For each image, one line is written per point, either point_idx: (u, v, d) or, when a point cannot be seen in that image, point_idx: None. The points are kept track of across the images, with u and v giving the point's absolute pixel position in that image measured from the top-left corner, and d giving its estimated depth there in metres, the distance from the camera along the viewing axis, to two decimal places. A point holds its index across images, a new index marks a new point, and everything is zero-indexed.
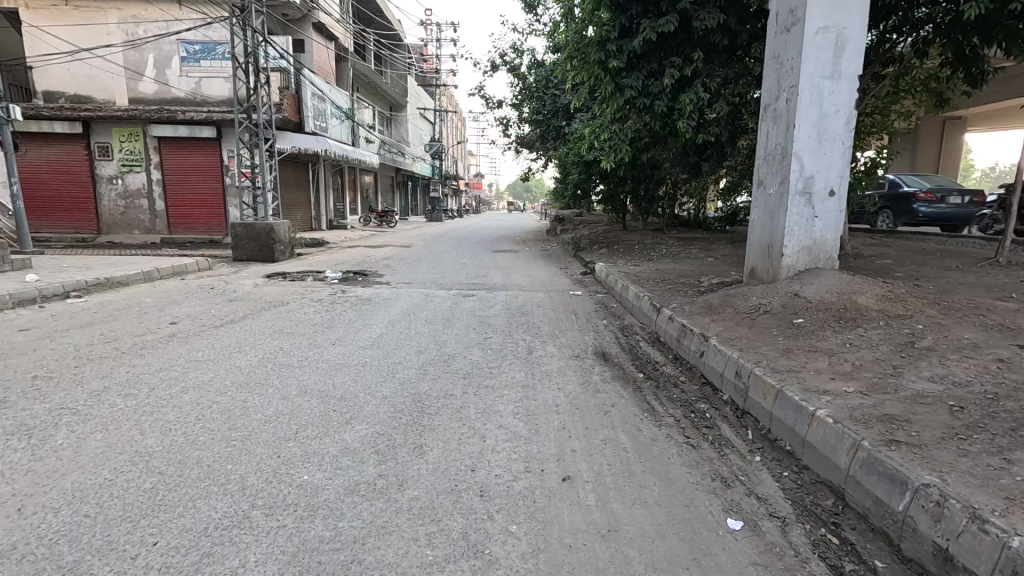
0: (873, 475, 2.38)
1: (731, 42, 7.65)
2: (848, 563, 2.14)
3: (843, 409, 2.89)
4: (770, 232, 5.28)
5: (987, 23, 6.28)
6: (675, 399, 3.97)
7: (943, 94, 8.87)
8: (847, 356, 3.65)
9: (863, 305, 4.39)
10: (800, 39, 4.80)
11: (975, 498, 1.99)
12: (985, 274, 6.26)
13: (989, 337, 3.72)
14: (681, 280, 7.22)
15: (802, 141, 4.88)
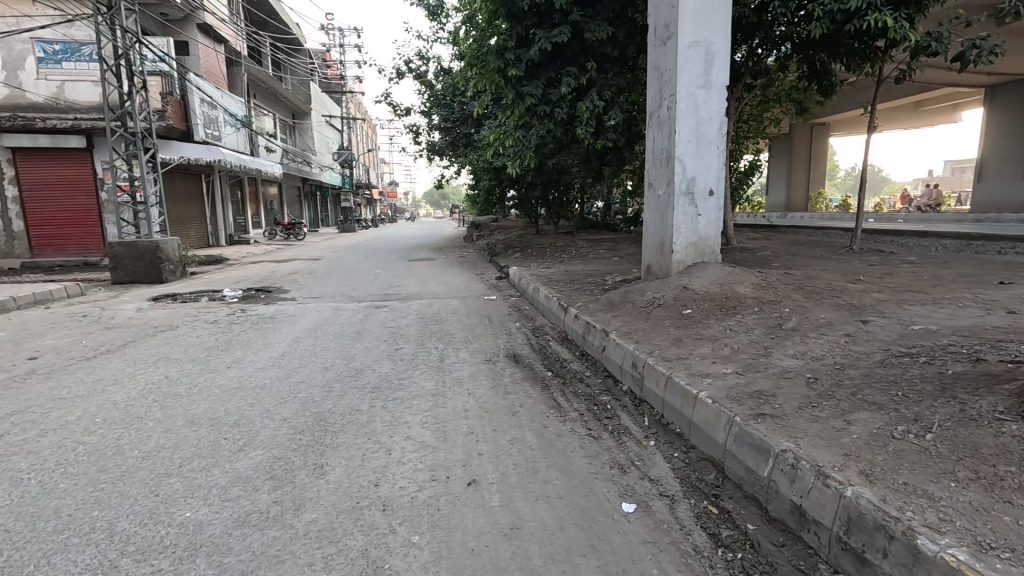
0: (744, 446, 2.65)
1: (621, 54, 8.13)
2: (725, 529, 2.35)
3: (721, 389, 3.18)
4: (661, 231, 5.66)
5: (832, 42, 7.13)
6: (581, 394, 4.13)
7: (803, 103, 10.03)
8: (727, 340, 4.00)
9: (742, 294, 4.83)
10: (675, 52, 5.22)
11: (821, 457, 2.28)
12: (842, 260, 7.15)
13: (840, 315, 4.24)
14: (588, 280, 7.53)
15: (683, 146, 5.30)
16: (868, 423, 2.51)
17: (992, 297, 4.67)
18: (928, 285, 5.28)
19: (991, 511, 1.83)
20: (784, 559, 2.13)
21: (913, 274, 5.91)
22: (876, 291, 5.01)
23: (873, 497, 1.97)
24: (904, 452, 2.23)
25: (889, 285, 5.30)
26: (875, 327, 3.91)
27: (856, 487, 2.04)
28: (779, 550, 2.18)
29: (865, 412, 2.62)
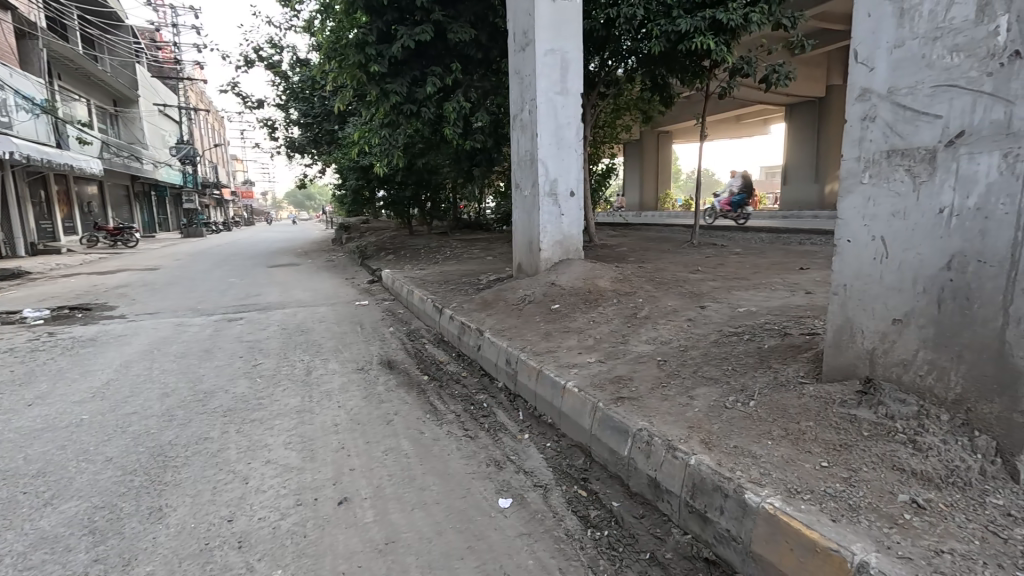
0: (607, 429, 2.87)
1: (485, 57, 8.28)
2: (593, 510, 2.54)
3: (586, 377, 3.40)
4: (529, 230, 5.88)
5: (669, 58, 7.97)
6: (457, 395, 4.12)
7: (648, 112, 11.14)
8: (591, 331, 4.28)
9: (602, 287, 5.21)
10: (534, 58, 5.45)
11: (670, 432, 2.56)
12: (685, 253, 8.09)
13: (684, 302, 4.79)
14: (463, 279, 7.56)
15: (545, 149, 5.56)
16: (706, 397, 2.87)
17: (794, 280, 5.62)
18: (749, 272, 6.20)
19: (797, 461, 2.19)
20: (643, 530, 2.36)
21: (739, 263, 6.91)
22: (711, 279, 5.75)
23: (712, 463, 2.27)
24: (734, 419, 2.59)
25: (720, 274, 6.12)
26: (711, 310, 4.47)
27: (698, 455, 2.34)
28: (639, 522, 2.42)
29: (705, 387, 3.00)
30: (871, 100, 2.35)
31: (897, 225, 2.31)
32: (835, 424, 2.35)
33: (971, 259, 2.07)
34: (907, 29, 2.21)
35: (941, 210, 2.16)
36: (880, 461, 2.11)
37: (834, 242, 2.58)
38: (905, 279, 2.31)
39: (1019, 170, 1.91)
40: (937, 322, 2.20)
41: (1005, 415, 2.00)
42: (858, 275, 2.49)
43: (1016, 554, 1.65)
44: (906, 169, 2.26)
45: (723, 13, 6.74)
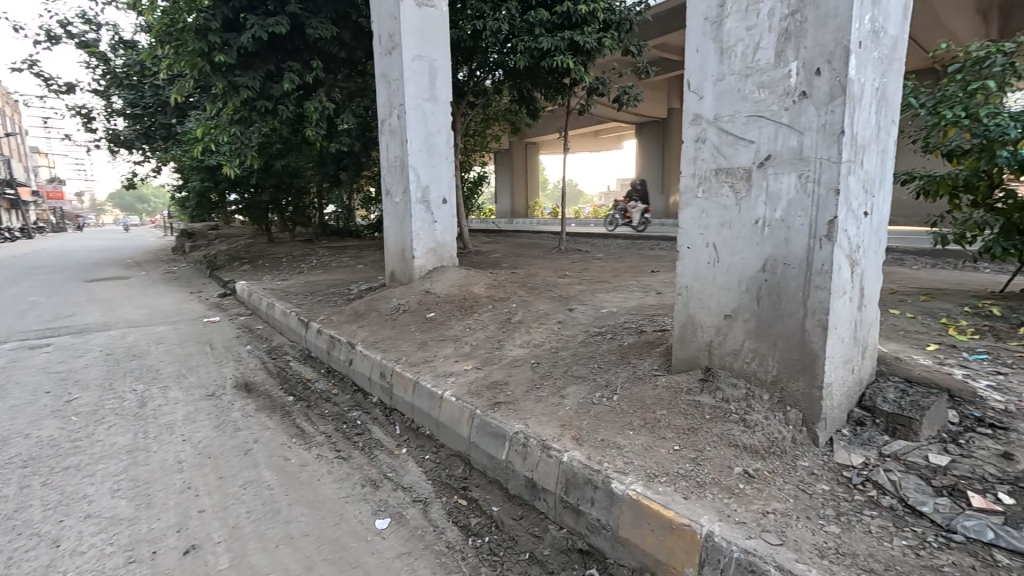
0: (485, 435, 2.92)
1: (349, 57, 7.92)
2: (474, 518, 2.56)
3: (464, 385, 3.42)
4: (401, 237, 5.73)
5: (533, 74, 8.37)
6: (327, 414, 3.86)
7: (515, 124, 11.58)
8: (466, 339, 4.29)
9: (477, 293, 5.27)
10: (400, 63, 5.34)
11: (543, 433, 2.70)
12: (553, 259, 8.54)
13: (553, 305, 5.04)
14: (331, 290, 7.12)
15: (415, 155, 5.48)
16: (576, 395, 3.08)
17: (648, 282, 6.23)
18: (610, 276, 6.73)
19: (654, 447, 2.44)
20: (522, 530, 2.46)
21: (600, 268, 7.48)
22: (578, 283, 6.13)
23: (582, 458, 2.43)
24: (600, 413, 2.81)
25: (585, 278, 6.55)
26: (578, 313, 4.76)
27: (570, 452, 2.49)
28: (518, 524, 2.50)
29: (574, 386, 3.21)
30: (702, 125, 2.71)
31: (726, 234, 2.68)
32: (683, 411, 2.64)
33: (779, 262, 2.47)
34: (726, 66, 2.58)
35: (757, 221, 2.54)
36: (719, 440, 2.42)
37: (677, 248, 2.91)
38: (733, 280, 2.67)
39: (810, 189, 2.33)
40: (757, 316, 2.59)
41: (808, 390, 2.41)
42: (697, 277, 2.84)
43: (817, 506, 2.01)
44: (730, 185, 2.63)
45: (579, 36, 7.28)
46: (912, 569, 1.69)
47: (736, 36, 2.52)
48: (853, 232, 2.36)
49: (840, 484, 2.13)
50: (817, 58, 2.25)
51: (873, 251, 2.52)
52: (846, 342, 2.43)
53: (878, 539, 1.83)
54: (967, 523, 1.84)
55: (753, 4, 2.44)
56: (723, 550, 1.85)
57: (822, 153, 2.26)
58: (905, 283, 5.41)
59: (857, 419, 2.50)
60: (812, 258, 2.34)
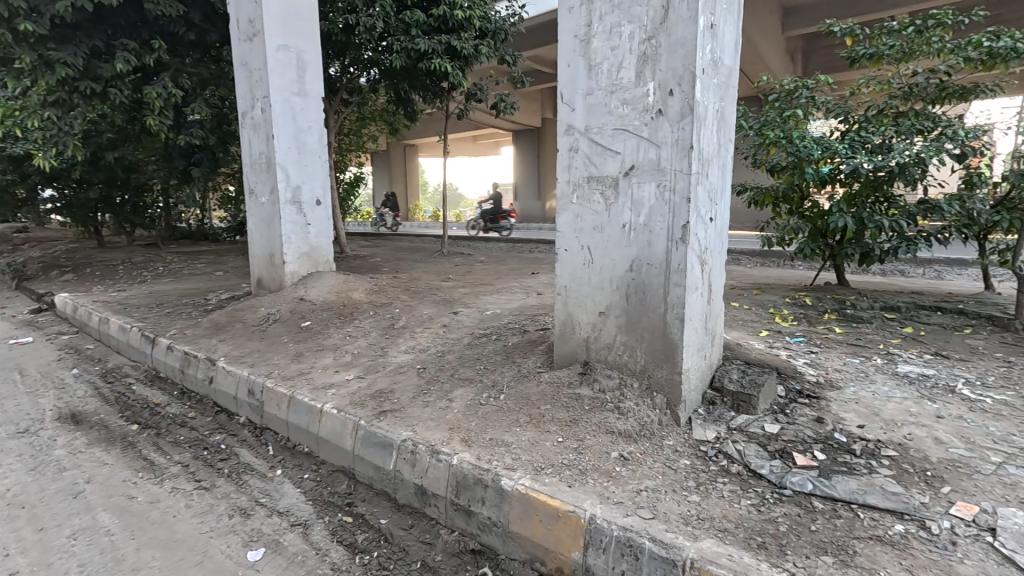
0: (370, 447, 2.81)
1: (200, 39, 7.10)
2: (361, 534, 2.46)
3: (345, 397, 3.25)
4: (269, 241, 5.27)
5: (410, 75, 8.24)
6: (183, 441, 3.41)
7: (393, 125, 11.30)
8: (347, 347, 4.08)
9: (357, 299, 5.04)
10: (263, 52, 4.92)
11: (432, 438, 2.68)
12: (436, 262, 8.47)
13: (438, 309, 5.01)
14: (183, 300, 6.30)
15: (283, 153, 5.08)
16: (463, 397, 3.11)
17: (528, 283, 6.47)
18: (493, 278, 6.86)
19: (539, 441, 2.56)
20: (413, 539, 2.42)
21: (483, 270, 7.60)
22: (461, 286, 6.15)
23: (471, 459, 2.46)
24: (488, 413, 2.88)
25: (468, 281, 6.61)
26: (463, 315, 4.79)
27: (459, 454, 2.51)
28: (408, 534, 2.45)
29: (461, 388, 3.23)
30: (575, 135, 2.89)
31: (598, 237, 2.89)
32: (565, 404, 2.80)
33: (644, 263, 2.73)
34: (595, 82, 2.78)
35: (624, 225, 2.78)
36: (597, 429, 2.61)
37: (556, 251, 3.06)
38: (605, 280, 2.89)
39: (667, 197, 2.61)
40: (626, 312, 2.82)
41: (670, 376, 2.68)
42: (573, 278, 3.02)
43: (681, 479, 2.26)
44: (600, 192, 2.84)
45: (456, 41, 7.33)
46: (755, 523, 1.97)
47: (602, 54, 2.73)
48: (702, 236, 2.69)
49: (698, 458, 2.41)
50: (669, 81, 2.53)
51: (718, 253, 2.89)
52: (699, 333, 2.76)
53: (729, 502, 2.11)
54: (793, 479, 2.19)
55: (616, 26, 2.67)
56: (604, 529, 2.00)
57: (676, 166, 2.55)
58: (741, 279, 6.30)
59: (710, 399, 2.84)
60: (671, 259, 2.62)
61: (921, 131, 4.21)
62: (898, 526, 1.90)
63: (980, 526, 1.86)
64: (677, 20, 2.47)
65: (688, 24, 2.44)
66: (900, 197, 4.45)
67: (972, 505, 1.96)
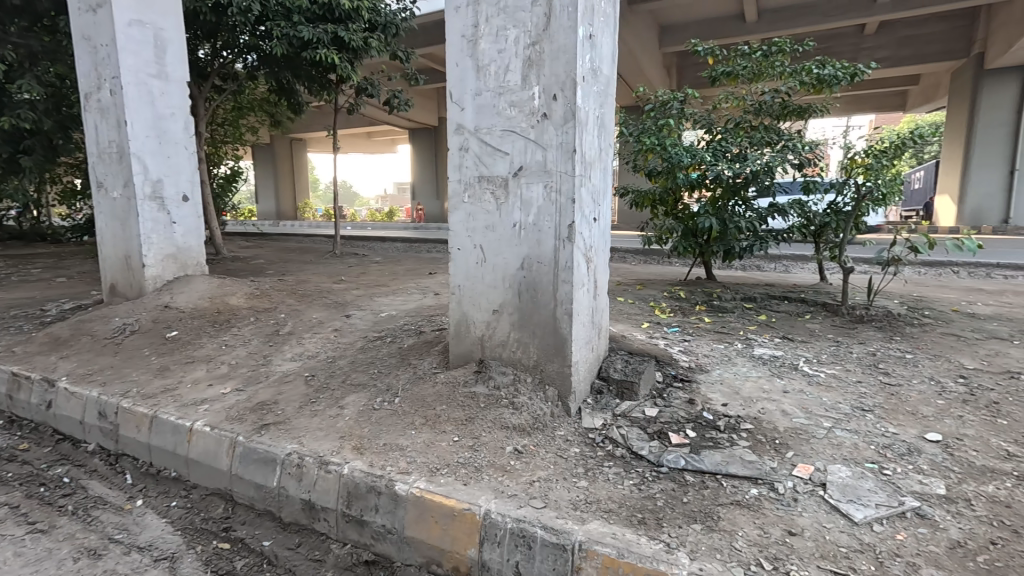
0: (250, 464, 2.60)
1: (27, 5, 6.03)
2: (239, 561, 2.27)
3: (220, 412, 2.96)
4: (124, 242, 4.64)
5: (293, 65, 7.72)
6: (12, 477, 2.88)
7: (276, 116, 10.49)
8: (223, 358, 3.72)
9: (234, 304, 4.61)
10: (110, 26, 4.31)
11: (321, 448, 2.55)
12: (327, 263, 8.03)
13: (329, 312, 4.74)
14: (11, 311, 5.31)
15: (140, 141, 4.50)
16: (356, 403, 2.99)
17: (426, 284, 6.37)
18: (389, 279, 6.67)
19: (435, 442, 2.55)
20: (300, 558, 2.28)
21: (379, 271, 7.34)
22: (354, 288, 5.89)
23: (364, 467, 2.39)
24: (382, 418, 2.80)
25: (363, 283, 6.34)
26: (356, 318, 4.59)
27: (350, 463, 2.42)
28: (295, 553, 2.31)
29: (353, 394, 3.10)
30: (465, 135, 2.90)
31: (490, 237, 2.92)
32: (461, 403, 2.80)
33: (534, 262, 2.81)
34: (483, 83, 2.81)
35: (515, 224, 2.84)
36: (493, 425, 2.65)
37: (449, 250, 3.05)
38: (498, 278, 2.94)
39: (554, 198, 2.71)
40: (518, 309, 2.89)
41: (561, 370, 2.80)
42: (467, 277, 3.03)
43: (571, 466, 2.37)
44: (491, 192, 2.88)
45: (344, 32, 7.00)
46: (637, 501, 2.12)
47: (489, 55, 2.77)
48: (587, 235, 2.84)
49: (587, 445, 2.55)
50: (553, 86, 2.64)
51: (602, 250, 3.07)
52: (586, 327, 2.91)
53: (614, 483, 2.25)
54: (669, 457, 2.39)
55: (502, 29, 2.72)
56: (498, 523, 2.04)
57: (562, 168, 2.66)
58: (627, 275, 6.76)
59: (597, 389, 3.01)
60: (559, 257, 2.73)
61: (769, 143, 4.84)
62: (753, 490, 2.16)
63: (815, 482, 2.18)
64: (558, 28, 2.58)
65: (569, 33, 2.56)
66: (755, 201, 5.05)
67: (810, 465, 2.28)
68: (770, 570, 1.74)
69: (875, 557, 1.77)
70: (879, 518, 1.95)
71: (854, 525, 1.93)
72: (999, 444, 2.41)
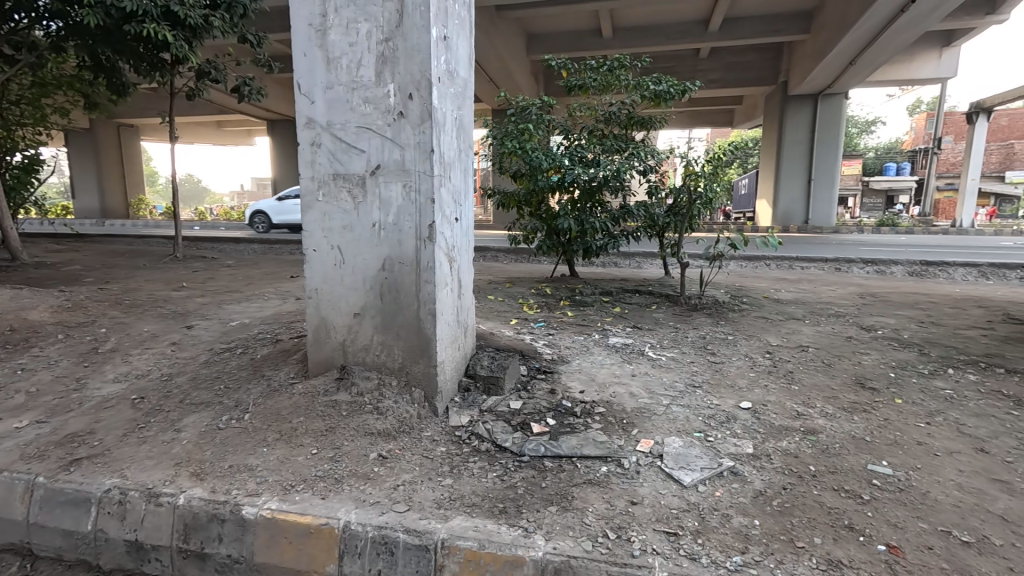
0: (55, 509, 2.21)
1: None
2: None
3: (12, 451, 2.46)
4: None
5: (112, 39, 6.64)
6: None
7: (93, 98, 8.94)
8: (18, 385, 3.08)
9: (36, 321, 3.85)
10: None
11: (149, 480, 2.25)
12: (165, 269, 7.05)
13: (165, 325, 4.17)
14: None
15: None
16: (196, 424, 2.67)
17: (286, 288, 5.91)
18: (242, 284, 6.07)
19: (290, 457, 2.38)
20: None
21: (230, 276, 6.63)
22: (199, 296, 5.25)
23: (204, 494, 2.16)
24: (228, 438, 2.54)
25: (210, 289, 5.68)
26: (199, 329, 4.10)
27: (187, 492, 2.17)
28: None
29: (193, 415, 2.77)
30: (316, 129, 2.74)
31: (347, 237, 2.80)
32: (321, 413, 2.65)
33: (395, 262, 2.76)
34: (333, 76, 2.69)
35: (373, 224, 2.76)
36: (355, 432, 2.55)
37: (303, 251, 2.86)
38: (358, 279, 2.83)
39: (413, 197, 2.69)
40: (381, 311, 2.81)
41: (426, 370, 2.77)
42: (324, 279, 2.87)
43: (436, 466, 2.37)
44: (347, 190, 2.76)
45: (178, 6, 6.20)
46: (499, 492, 2.20)
47: (340, 48, 2.66)
48: (448, 234, 2.85)
49: (453, 443, 2.57)
50: (408, 85, 2.61)
51: (464, 250, 3.11)
52: (451, 326, 2.92)
53: (478, 477, 2.30)
54: (530, 445, 2.51)
55: (353, 22, 2.62)
56: (358, 533, 1.98)
57: (420, 167, 2.64)
58: (498, 274, 6.94)
59: (464, 387, 3.05)
60: (421, 257, 2.71)
61: (619, 151, 5.30)
62: (603, 468, 2.36)
63: (654, 454, 2.45)
64: (411, 27, 2.56)
65: (422, 32, 2.55)
66: (609, 202, 5.50)
67: (650, 440, 2.56)
68: (614, 538, 1.91)
69: (698, 514, 2.04)
70: (703, 480, 2.25)
71: (683, 488, 2.20)
72: (792, 406, 2.93)
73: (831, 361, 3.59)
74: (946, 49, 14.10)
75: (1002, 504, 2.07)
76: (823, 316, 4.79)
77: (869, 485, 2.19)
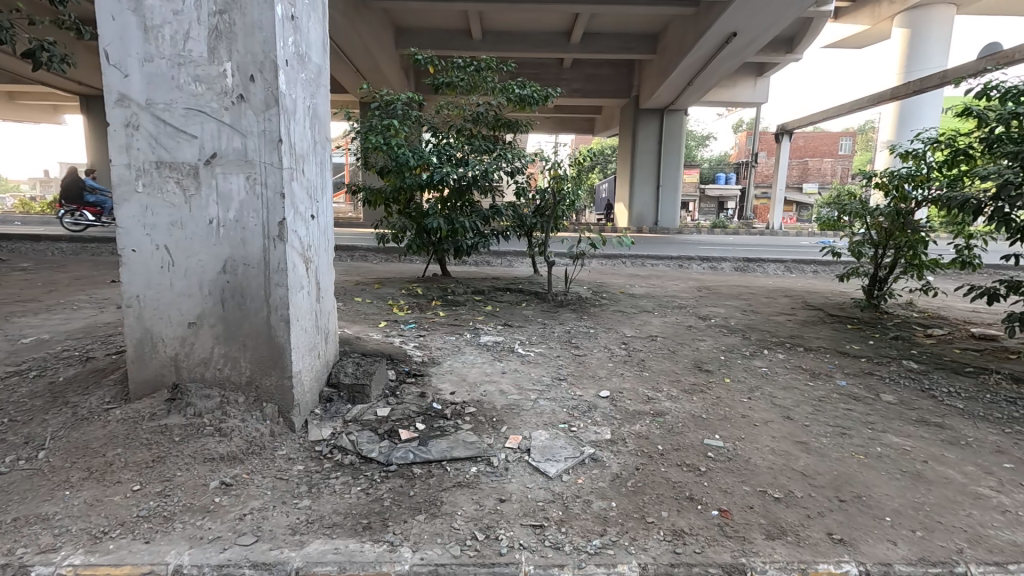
0: None
1: None
2: None
3: None
4: None
5: None
6: None
7: None
8: None
9: None
10: None
11: None
12: None
13: None
14: None
15: None
16: None
17: (105, 295, 5.00)
18: (42, 292, 4.99)
19: (103, 498, 1.99)
20: None
21: (25, 282, 5.43)
22: None
23: None
24: (13, 485, 2.05)
25: None
26: None
27: None
28: None
29: None
30: (132, 108, 2.33)
31: (177, 235, 2.43)
32: (145, 442, 2.26)
33: (238, 263, 2.45)
34: (154, 47, 2.30)
35: (210, 221, 2.43)
36: (191, 460, 2.22)
37: (117, 252, 2.40)
38: (193, 284, 2.47)
39: (259, 191, 2.40)
40: (223, 320, 2.49)
41: (280, 382, 2.51)
42: (148, 285, 2.45)
43: (292, 487, 2.16)
44: (175, 180, 2.39)
45: None
46: (362, 507, 2.06)
47: (161, 15, 2.29)
48: (302, 232, 2.60)
49: (312, 459, 2.37)
50: (248, 64, 2.32)
51: (322, 249, 2.87)
52: (309, 332, 2.68)
53: (340, 495, 2.14)
54: (397, 454, 2.40)
55: None
56: None
57: (264, 157, 2.37)
58: (366, 275, 6.63)
59: (326, 397, 2.83)
60: (269, 257, 2.43)
61: (487, 151, 5.36)
62: (472, 468, 2.35)
63: (521, 450, 2.50)
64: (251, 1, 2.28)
65: (264, 8, 2.29)
66: (478, 202, 5.55)
67: (518, 436, 2.60)
68: (483, 539, 1.91)
69: (562, 503, 2.12)
70: (566, 470, 2.35)
71: (549, 480, 2.28)
72: (644, 391, 3.21)
73: (675, 348, 4.01)
74: (758, 79, 16.69)
75: (802, 461, 2.47)
76: (669, 308, 5.35)
77: (704, 458, 2.48)
